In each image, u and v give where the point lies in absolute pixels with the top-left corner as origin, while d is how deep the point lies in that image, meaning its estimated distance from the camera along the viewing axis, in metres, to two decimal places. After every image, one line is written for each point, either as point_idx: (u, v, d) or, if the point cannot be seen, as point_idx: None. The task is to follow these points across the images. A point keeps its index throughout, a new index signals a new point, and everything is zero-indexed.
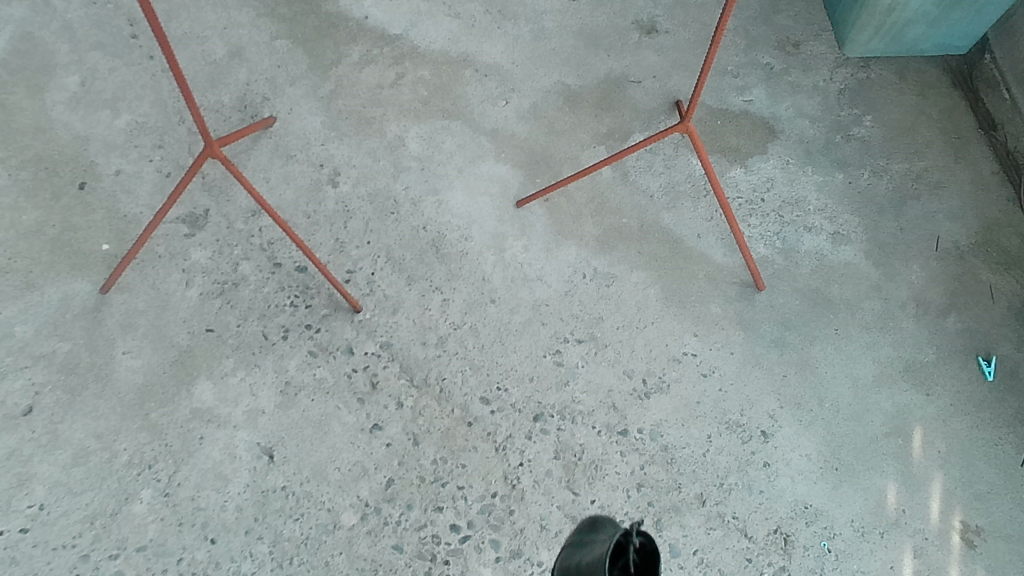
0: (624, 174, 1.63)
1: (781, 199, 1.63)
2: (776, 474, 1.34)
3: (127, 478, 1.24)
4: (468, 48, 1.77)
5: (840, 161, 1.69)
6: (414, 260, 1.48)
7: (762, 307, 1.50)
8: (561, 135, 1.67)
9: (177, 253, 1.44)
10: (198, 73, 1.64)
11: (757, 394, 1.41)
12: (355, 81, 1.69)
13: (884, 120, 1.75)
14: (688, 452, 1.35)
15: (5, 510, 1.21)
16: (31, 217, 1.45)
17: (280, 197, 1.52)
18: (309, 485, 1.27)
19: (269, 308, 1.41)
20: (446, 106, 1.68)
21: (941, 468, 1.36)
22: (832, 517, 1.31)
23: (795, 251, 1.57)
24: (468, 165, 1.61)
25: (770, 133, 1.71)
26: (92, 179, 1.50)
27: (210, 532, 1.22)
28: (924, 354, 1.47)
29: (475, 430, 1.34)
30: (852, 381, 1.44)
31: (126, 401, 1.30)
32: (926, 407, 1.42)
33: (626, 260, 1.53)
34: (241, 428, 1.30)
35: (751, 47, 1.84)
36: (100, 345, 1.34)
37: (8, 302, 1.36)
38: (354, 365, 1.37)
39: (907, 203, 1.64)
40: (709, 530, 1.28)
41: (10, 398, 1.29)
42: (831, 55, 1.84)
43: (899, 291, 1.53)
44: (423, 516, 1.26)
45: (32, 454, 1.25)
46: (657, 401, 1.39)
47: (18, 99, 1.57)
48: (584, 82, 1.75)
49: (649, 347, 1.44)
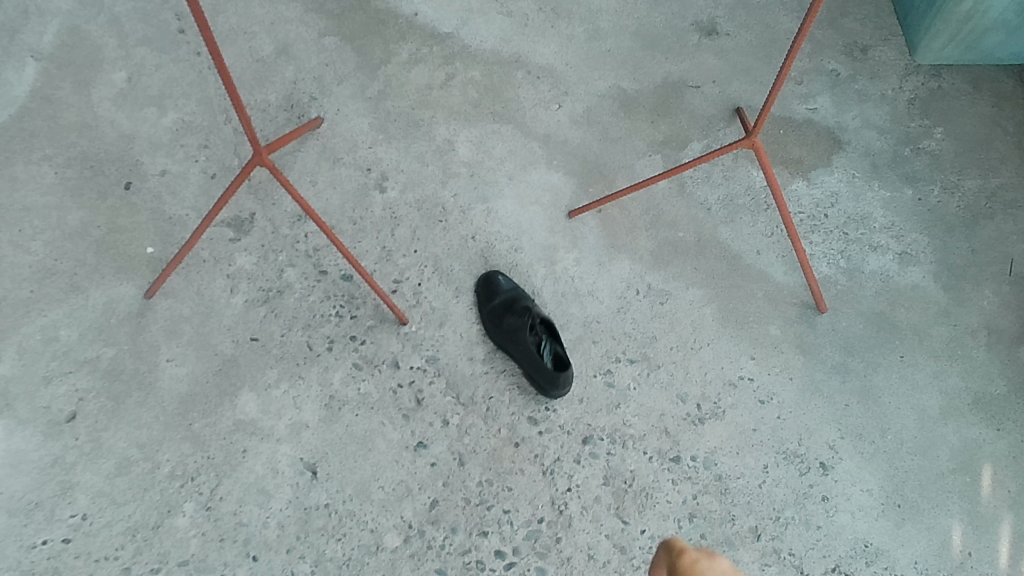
0: (681, 186, 1.57)
1: (845, 215, 1.56)
2: (835, 509, 1.28)
3: (170, 490, 1.22)
4: (521, 48, 1.71)
5: (909, 176, 1.61)
6: (462, 271, 1.44)
7: (823, 330, 1.43)
8: (616, 142, 1.61)
9: (222, 258, 1.41)
10: (245, 71, 1.61)
11: (816, 423, 1.35)
12: (403, 81, 1.64)
13: (956, 133, 1.66)
14: (743, 482, 1.29)
15: (47, 519, 1.19)
16: (77, 217, 1.42)
17: (326, 202, 1.48)
18: (352, 503, 1.24)
19: (314, 318, 1.38)
20: (496, 109, 1.63)
21: (1010, 509, 1.29)
22: (894, 558, 1.25)
23: (859, 272, 1.50)
24: (519, 172, 1.55)
25: (835, 145, 1.64)
26: (138, 179, 1.48)
27: (252, 549, 1.19)
28: (995, 386, 1.40)
29: (522, 451, 1.29)
30: (918, 412, 1.37)
31: (169, 410, 1.28)
32: (996, 443, 1.35)
33: (682, 276, 1.47)
34: (284, 441, 1.27)
35: (816, 51, 1.75)
36: (144, 352, 1.32)
37: (52, 305, 1.34)
38: (399, 380, 1.33)
39: (980, 223, 1.56)
40: (764, 566, 1.23)
41: (54, 403, 1.27)
42: (902, 61, 1.75)
43: (969, 317, 1.46)
44: (468, 540, 1.22)
45: (75, 462, 1.23)
46: (712, 428, 1.33)
47: (64, 94, 1.54)
48: (640, 86, 1.68)
49: (704, 370, 1.38)
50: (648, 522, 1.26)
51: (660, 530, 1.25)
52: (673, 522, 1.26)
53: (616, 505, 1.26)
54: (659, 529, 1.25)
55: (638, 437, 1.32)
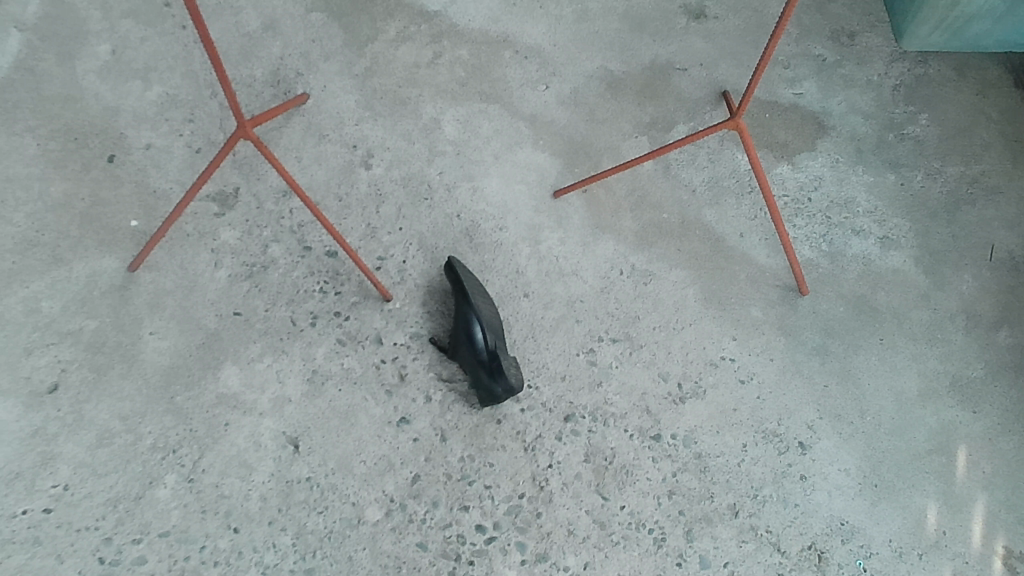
0: (666, 167, 1.58)
1: (829, 199, 1.57)
2: (813, 488, 1.30)
3: (152, 462, 1.22)
4: (509, 28, 1.71)
5: (892, 161, 1.62)
6: (447, 249, 1.44)
7: (804, 312, 1.45)
8: (603, 123, 1.61)
9: (206, 232, 1.41)
10: (231, 45, 1.60)
11: (796, 404, 1.36)
12: (391, 58, 1.63)
13: (940, 120, 1.68)
14: (723, 460, 1.31)
15: (28, 489, 1.18)
16: (61, 189, 1.42)
17: (311, 177, 1.48)
18: (334, 477, 1.24)
19: (298, 293, 1.38)
20: (484, 88, 1.62)
21: (984, 489, 1.31)
22: (870, 535, 1.27)
23: (841, 255, 1.51)
24: (506, 151, 1.56)
25: (820, 129, 1.65)
26: (122, 152, 1.47)
27: (234, 521, 1.19)
28: (972, 368, 1.41)
29: (504, 428, 1.30)
30: (896, 394, 1.38)
31: (152, 382, 1.28)
32: (972, 424, 1.37)
33: (666, 257, 1.48)
34: (267, 415, 1.27)
35: (803, 37, 1.77)
36: (127, 324, 1.32)
37: (34, 277, 1.34)
38: (383, 356, 1.34)
39: (962, 209, 1.57)
40: (741, 543, 1.25)
41: (36, 374, 1.26)
42: (887, 48, 1.77)
43: (949, 301, 1.48)
44: (449, 515, 1.23)
45: (57, 433, 1.22)
46: (692, 406, 1.35)
47: (48, 66, 1.53)
48: (628, 68, 1.69)
49: (686, 350, 1.39)
50: (628, 498, 1.27)
51: (639, 506, 1.26)
52: (652, 499, 1.27)
53: (596, 482, 1.27)
54: (639, 505, 1.26)
55: (619, 415, 1.33)
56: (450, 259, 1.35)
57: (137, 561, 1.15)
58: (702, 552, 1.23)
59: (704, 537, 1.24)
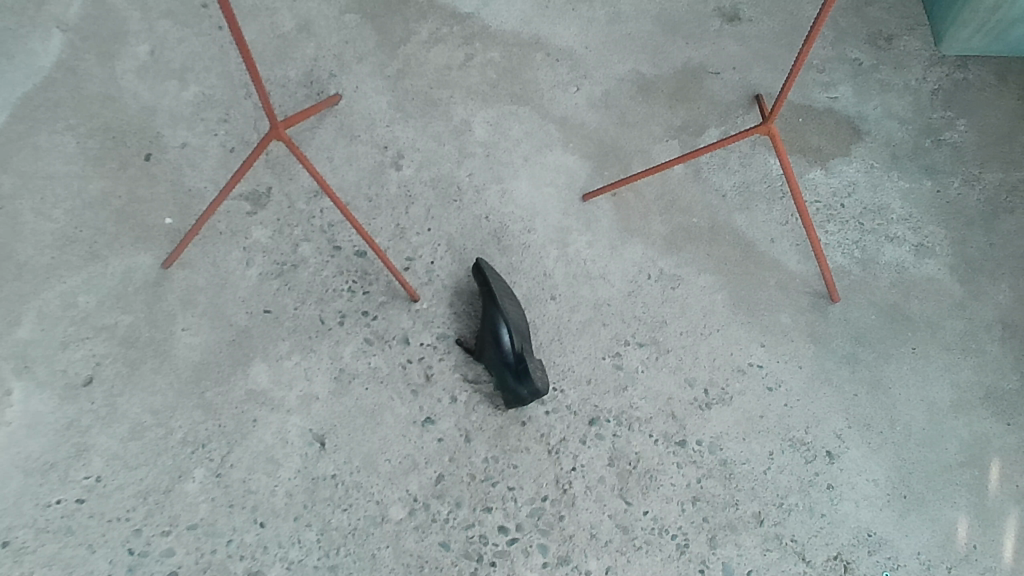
0: (697, 171, 1.57)
1: (862, 205, 1.55)
2: (840, 498, 1.28)
3: (181, 456, 1.24)
4: (541, 30, 1.71)
5: (929, 167, 1.59)
6: (475, 251, 1.45)
7: (835, 320, 1.43)
8: (633, 126, 1.60)
9: (238, 231, 1.43)
10: (266, 46, 1.62)
11: (824, 412, 1.34)
12: (423, 60, 1.65)
13: (979, 126, 1.64)
14: (748, 468, 1.29)
15: (62, 479, 1.21)
16: (99, 186, 1.45)
17: (342, 177, 1.49)
18: (359, 475, 1.25)
19: (327, 292, 1.39)
20: (514, 90, 1.63)
21: (1018, 503, 1.28)
22: (897, 548, 1.25)
23: (874, 262, 1.49)
24: (535, 153, 1.56)
25: (854, 134, 1.62)
26: (158, 151, 1.50)
27: (260, 516, 1.21)
28: (1008, 380, 1.38)
29: (528, 430, 1.30)
30: (928, 405, 1.36)
31: (183, 377, 1.30)
32: (1006, 437, 1.34)
33: (695, 261, 1.47)
34: (294, 412, 1.29)
35: (838, 41, 1.75)
36: (160, 320, 1.34)
37: (72, 272, 1.37)
38: (409, 356, 1.35)
39: (1000, 217, 1.54)
40: (765, 551, 1.23)
41: (71, 367, 1.29)
42: (926, 52, 1.74)
43: (985, 311, 1.44)
44: (472, 515, 1.23)
45: (91, 425, 1.25)
46: (718, 413, 1.34)
47: (88, 65, 1.57)
48: (659, 71, 1.68)
49: (714, 356, 1.38)
50: (652, 504, 1.26)
51: (663, 512, 1.25)
52: (676, 505, 1.26)
53: (620, 486, 1.27)
54: (662, 511, 1.25)
55: (644, 420, 1.32)
56: (477, 262, 1.35)
57: (165, 553, 1.17)
58: (725, 559, 1.22)
59: (728, 545, 1.23)
